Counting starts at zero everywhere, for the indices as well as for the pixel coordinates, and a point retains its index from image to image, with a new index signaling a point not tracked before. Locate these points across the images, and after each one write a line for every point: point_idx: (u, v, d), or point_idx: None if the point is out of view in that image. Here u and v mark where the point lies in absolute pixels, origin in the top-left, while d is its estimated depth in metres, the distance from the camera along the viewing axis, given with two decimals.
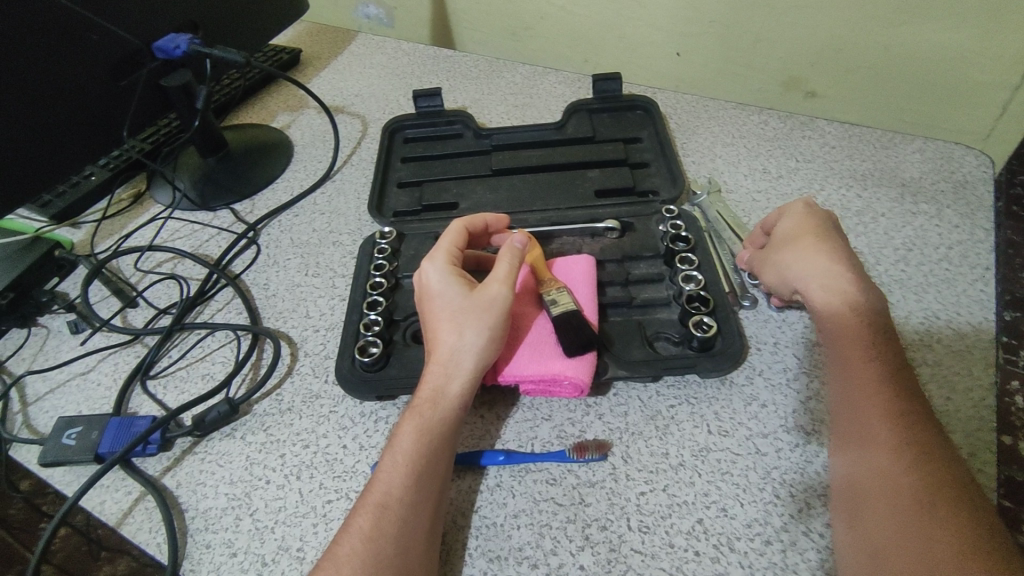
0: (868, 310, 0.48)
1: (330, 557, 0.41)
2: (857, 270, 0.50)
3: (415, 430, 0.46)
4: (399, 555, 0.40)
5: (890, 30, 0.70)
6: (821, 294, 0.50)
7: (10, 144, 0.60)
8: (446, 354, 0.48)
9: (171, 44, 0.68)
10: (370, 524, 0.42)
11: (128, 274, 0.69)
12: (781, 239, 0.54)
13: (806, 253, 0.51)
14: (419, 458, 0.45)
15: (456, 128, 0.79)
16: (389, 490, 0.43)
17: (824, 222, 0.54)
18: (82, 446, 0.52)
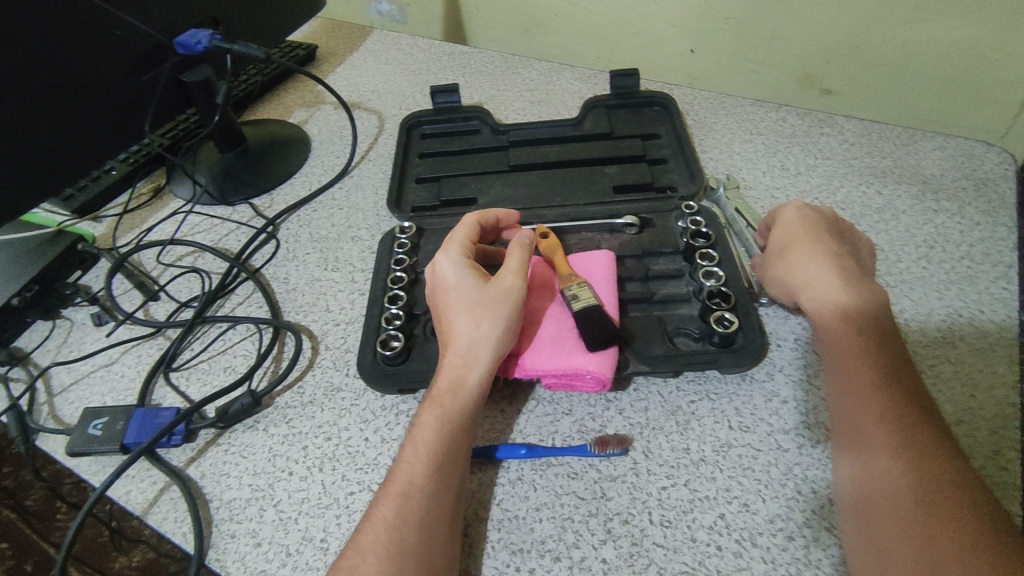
0: (863, 314, 0.48)
1: (354, 545, 0.42)
2: (850, 274, 0.51)
3: (436, 421, 0.47)
4: (423, 543, 0.41)
5: (910, 26, 0.69)
6: (814, 302, 0.51)
7: (34, 137, 0.60)
8: (464, 345, 0.49)
9: (193, 39, 0.68)
10: (392, 514, 0.42)
11: (149, 268, 0.69)
12: (777, 245, 0.55)
13: (798, 261, 0.52)
14: (441, 447, 0.45)
15: (473, 125, 0.79)
16: (411, 480, 0.44)
17: (817, 226, 0.54)
18: (108, 435, 0.53)
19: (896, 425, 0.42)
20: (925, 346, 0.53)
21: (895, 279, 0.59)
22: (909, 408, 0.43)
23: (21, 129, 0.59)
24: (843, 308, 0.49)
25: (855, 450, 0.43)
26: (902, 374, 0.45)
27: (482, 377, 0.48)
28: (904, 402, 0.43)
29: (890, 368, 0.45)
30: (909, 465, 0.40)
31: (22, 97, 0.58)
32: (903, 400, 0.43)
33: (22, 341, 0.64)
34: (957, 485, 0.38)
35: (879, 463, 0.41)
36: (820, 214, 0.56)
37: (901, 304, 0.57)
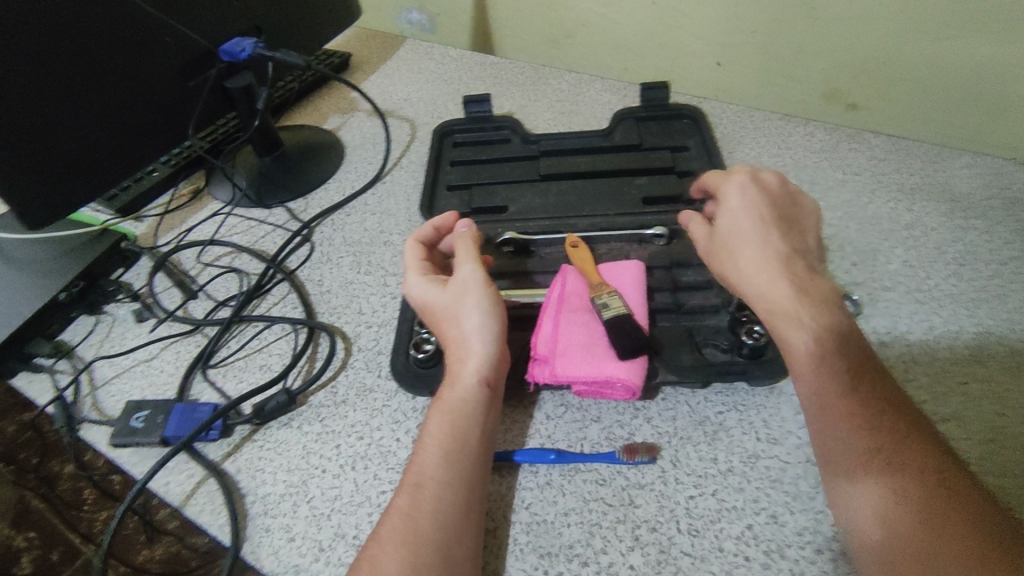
0: (816, 314, 0.48)
1: (375, 537, 0.43)
2: (796, 272, 0.51)
3: (442, 414, 0.48)
4: (437, 526, 0.42)
5: (939, 42, 0.70)
6: (758, 300, 0.50)
7: (86, 137, 0.63)
8: (457, 346, 0.51)
9: (237, 48, 0.72)
10: (406, 506, 0.44)
11: (189, 267, 0.72)
12: (727, 235, 0.54)
13: (750, 256, 0.52)
14: (448, 437, 0.47)
15: (504, 134, 0.80)
16: (422, 471, 0.45)
17: (766, 223, 0.53)
18: (150, 428, 0.55)
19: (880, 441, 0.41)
20: (955, 364, 0.53)
21: (926, 295, 0.59)
22: (880, 413, 0.43)
23: (73, 129, 0.61)
24: (790, 307, 0.48)
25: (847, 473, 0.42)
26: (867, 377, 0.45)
27: (480, 363, 0.50)
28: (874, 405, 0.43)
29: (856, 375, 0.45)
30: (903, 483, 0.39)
31: (76, 98, 0.61)
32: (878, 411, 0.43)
33: (66, 334, 0.67)
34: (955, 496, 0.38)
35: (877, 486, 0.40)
36: (766, 200, 0.55)
37: (931, 321, 0.57)
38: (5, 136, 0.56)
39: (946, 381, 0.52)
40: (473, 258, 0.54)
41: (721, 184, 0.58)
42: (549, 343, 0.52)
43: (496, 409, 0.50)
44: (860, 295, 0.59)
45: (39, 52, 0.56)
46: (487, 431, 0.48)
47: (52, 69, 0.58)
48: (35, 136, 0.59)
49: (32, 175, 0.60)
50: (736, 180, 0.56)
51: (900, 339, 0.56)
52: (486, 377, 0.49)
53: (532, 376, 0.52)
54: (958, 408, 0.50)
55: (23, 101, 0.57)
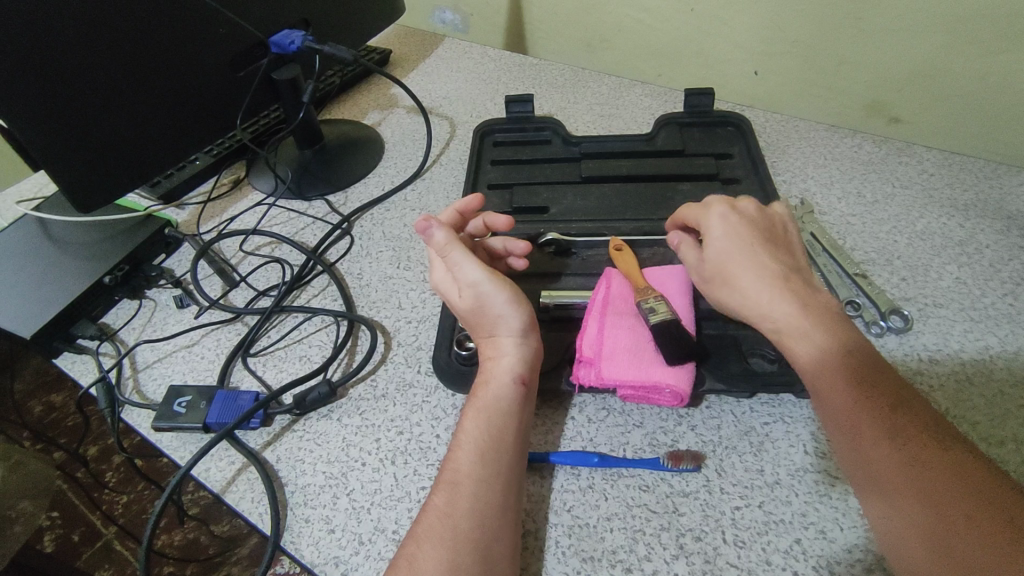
0: (826, 331, 0.45)
1: (412, 535, 0.42)
2: (795, 287, 0.48)
3: (476, 414, 0.48)
4: (476, 525, 0.42)
5: (992, 58, 0.68)
6: (765, 324, 0.48)
7: (139, 124, 0.64)
8: (490, 347, 0.51)
9: (287, 40, 0.72)
10: (441, 507, 0.43)
11: (230, 255, 0.72)
12: (719, 259, 0.52)
13: (747, 280, 0.50)
14: (482, 435, 0.46)
15: (545, 135, 0.80)
16: (457, 470, 0.45)
17: (750, 242, 0.51)
18: (193, 413, 0.55)
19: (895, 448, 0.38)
20: (1012, 385, 0.52)
21: (979, 313, 0.58)
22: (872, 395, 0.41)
23: (126, 115, 0.62)
24: (799, 328, 0.46)
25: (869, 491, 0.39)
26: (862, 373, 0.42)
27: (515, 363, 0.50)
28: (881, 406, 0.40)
29: (853, 376, 0.42)
30: (928, 494, 0.35)
31: (129, 85, 0.61)
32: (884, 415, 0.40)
33: (109, 317, 0.67)
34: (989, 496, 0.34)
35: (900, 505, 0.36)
36: (745, 220, 0.53)
37: (986, 340, 0.55)
38: (57, 120, 0.57)
39: (1002, 402, 0.51)
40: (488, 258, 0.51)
41: (693, 213, 0.56)
42: (595, 345, 0.52)
43: (531, 405, 0.50)
44: (911, 311, 0.58)
45: (96, 39, 0.57)
46: (522, 430, 0.48)
47: (107, 55, 0.58)
48: (86, 120, 0.59)
49: (80, 159, 0.60)
50: (714, 209, 0.54)
51: (952, 357, 0.54)
52: (520, 375, 0.49)
53: (576, 376, 0.52)
54: (1015, 431, 0.49)
55: (76, 86, 0.57)
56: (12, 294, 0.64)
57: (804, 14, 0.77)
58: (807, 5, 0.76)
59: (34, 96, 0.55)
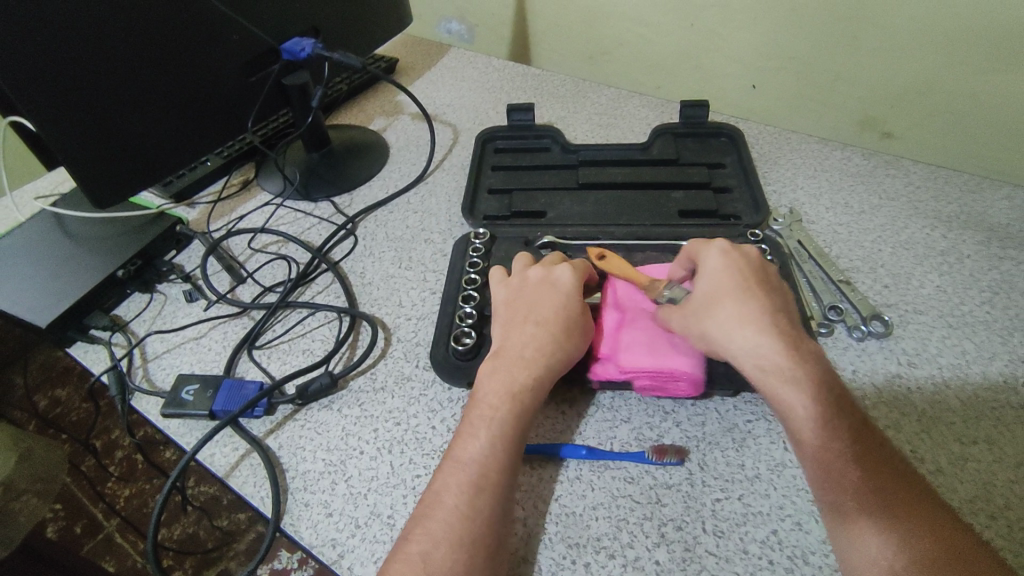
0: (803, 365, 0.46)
1: (436, 508, 0.44)
2: (785, 330, 0.48)
3: (511, 402, 0.49)
4: (497, 506, 0.44)
5: (977, 76, 0.71)
6: (752, 363, 0.47)
7: (155, 126, 0.67)
8: (551, 351, 0.52)
9: (297, 47, 0.75)
10: (460, 492, 0.44)
11: (239, 252, 0.75)
12: (707, 295, 0.51)
13: (731, 317, 0.49)
14: (510, 426, 0.48)
15: (545, 143, 0.83)
16: (480, 455, 0.46)
17: (745, 281, 0.51)
18: (200, 401, 0.58)
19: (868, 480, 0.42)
20: (987, 389, 0.54)
21: (957, 320, 0.60)
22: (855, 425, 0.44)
23: (143, 117, 0.65)
24: (777, 363, 0.47)
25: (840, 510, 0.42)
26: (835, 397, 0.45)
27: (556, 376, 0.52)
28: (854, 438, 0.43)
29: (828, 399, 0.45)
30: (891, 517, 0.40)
31: (145, 88, 0.64)
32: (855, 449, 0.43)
33: (120, 310, 0.70)
34: (949, 537, 0.38)
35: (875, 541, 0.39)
36: (746, 260, 0.53)
37: (963, 346, 0.58)
38: (77, 122, 0.60)
39: (975, 405, 0.53)
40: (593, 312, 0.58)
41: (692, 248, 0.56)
42: (611, 342, 0.55)
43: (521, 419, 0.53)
44: (891, 317, 0.61)
45: (117, 45, 0.60)
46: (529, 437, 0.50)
47: (128, 60, 0.61)
48: (106, 122, 0.62)
49: (99, 158, 0.63)
50: (714, 245, 0.54)
51: (930, 361, 0.57)
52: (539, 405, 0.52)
53: (595, 375, 0.55)
54: (987, 432, 0.51)
55: (99, 88, 0.60)
56: (29, 285, 0.67)
57: (798, 30, 0.79)
58: (802, 22, 0.78)
59: (59, 97, 0.58)
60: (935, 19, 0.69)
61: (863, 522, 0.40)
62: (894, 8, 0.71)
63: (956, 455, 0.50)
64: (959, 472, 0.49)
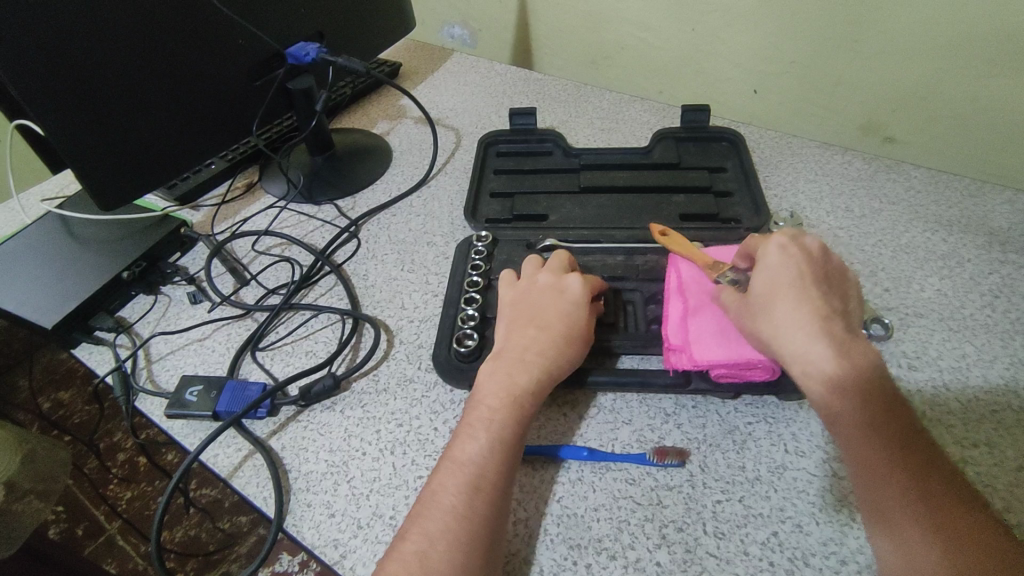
0: (848, 363, 0.46)
1: (432, 506, 0.44)
2: (836, 330, 0.48)
3: (508, 404, 0.50)
4: (491, 505, 0.45)
5: (978, 81, 0.71)
6: (800, 368, 0.47)
7: (160, 129, 0.67)
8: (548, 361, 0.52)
9: (301, 52, 0.75)
10: (458, 491, 0.45)
11: (243, 255, 0.75)
12: (764, 295, 0.51)
13: (785, 316, 0.49)
14: (507, 428, 0.48)
15: (547, 147, 0.83)
16: (478, 457, 0.47)
17: (802, 277, 0.50)
18: (204, 402, 0.58)
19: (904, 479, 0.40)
20: (987, 392, 0.54)
21: (958, 324, 0.60)
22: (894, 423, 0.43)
23: (148, 120, 0.66)
24: (827, 363, 0.46)
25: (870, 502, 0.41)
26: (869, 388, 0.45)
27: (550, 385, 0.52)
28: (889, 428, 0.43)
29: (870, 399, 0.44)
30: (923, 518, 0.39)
31: (151, 92, 0.65)
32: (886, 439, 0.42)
33: (125, 311, 0.70)
34: (976, 536, 0.37)
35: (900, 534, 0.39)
36: (807, 256, 0.52)
37: (963, 349, 0.58)
38: (84, 124, 0.61)
39: (975, 408, 0.53)
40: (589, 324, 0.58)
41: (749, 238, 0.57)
42: (682, 334, 0.55)
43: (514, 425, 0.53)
44: (892, 320, 0.61)
45: (123, 49, 0.61)
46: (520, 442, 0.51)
47: (134, 63, 0.62)
48: (113, 125, 0.63)
49: (105, 161, 0.64)
50: (775, 238, 0.53)
51: (930, 364, 0.57)
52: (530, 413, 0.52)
53: (669, 365, 0.55)
54: (988, 435, 0.51)
55: (106, 91, 0.61)
56: (35, 286, 0.67)
57: (800, 35, 0.80)
58: (804, 27, 0.79)
59: (66, 100, 0.58)
60: (935, 25, 0.70)
61: (898, 519, 0.39)
62: (896, 12, 0.71)
63: (957, 458, 0.50)
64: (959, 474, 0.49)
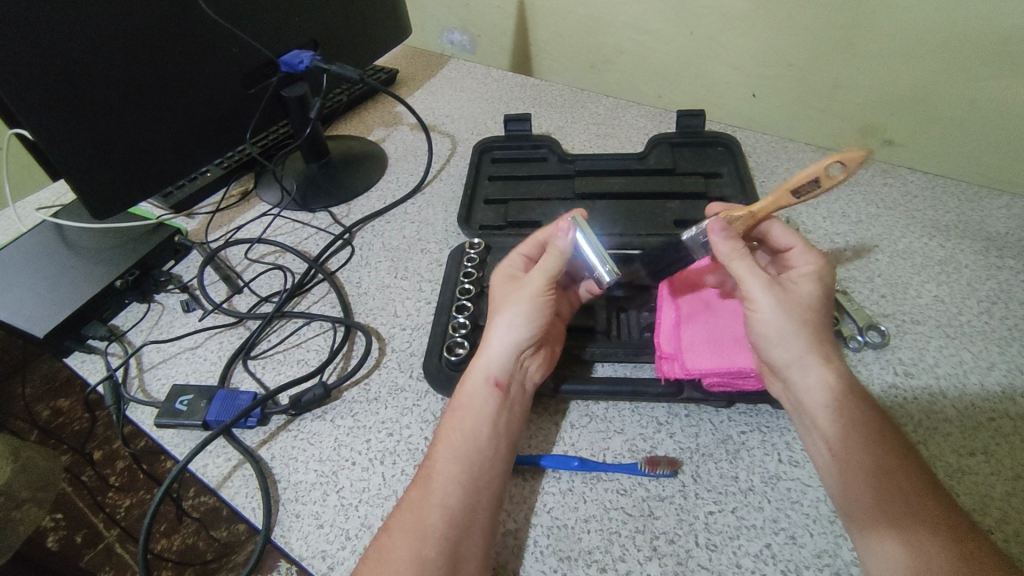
0: (845, 381, 0.47)
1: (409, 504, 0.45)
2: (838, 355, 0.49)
3: (476, 404, 0.51)
4: (463, 503, 0.45)
5: (975, 85, 0.71)
6: (807, 376, 0.48)
7: (154, 137, 0.67)
8: (489, 348, 0.53)
9: (296, 59, 0.76)
10: (431, 491, 0.46)
11: (236, 262, 0.75)
12: (800, 297, 0.50)
13: (808, 328, 0.49)
14: (478, 426, 0.49)
15: (542, 153, 0.83)
16: (450, 458, 0.48)
17: (825, 304, 0.51)
18: (194, 411, 0.58)
19: (903, 483, 0.42)
20: (985, 400, 0.53)
21: (956, 330, 0.59)
22: (888, 437, 0.44)
23: (142, 129, 0.66)
24: (835, 379, 0.47)
25: (874, 505, 0.42)
26: (871, 407, 0.46)
27: (500, 366, 0.52)
28: (890, 444, 0.44)
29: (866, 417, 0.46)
30: (923, 519, 0.40)
31: (144, 100, 0.65)
32: (892, 451, 0.43)
33: (118, 320, 0.70)
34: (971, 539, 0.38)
35: (911, 537, 0.39)
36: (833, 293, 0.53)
37: (960, 355, 0.57)
38: (76, 134, 0.60)
39: (972, 415, 0.53)
40: (550, 278, 0.53)
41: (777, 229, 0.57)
42: (675, 341, 0.55)
43: (514, 413, 0.51)
44: (888, 326, 0.60)
45: (115, 58, 0.61)
46: (514, 424, 0.51)
47: (129, 73, 0.62)
48: (106, 135, 0.63)
49: (98, 170, 0.64)
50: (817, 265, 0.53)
51: (927, 371, 0.56)
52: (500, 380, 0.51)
53: (661, 371, 0.54)
54: (985, 443, 0.50)
55: (100, 101, 0.61)
56: (29, 294, 0.67)
57: (796, 38, 0.79)
58: (800, 30, 0.78)
59: (59, 111, 0.58)
60: (931, 28, 0.69)
61: (903, 522, 0.40)
62: (893, 16, 0.71)
63: (953, 467, 0.49)
64: (956, 484, 0.48)
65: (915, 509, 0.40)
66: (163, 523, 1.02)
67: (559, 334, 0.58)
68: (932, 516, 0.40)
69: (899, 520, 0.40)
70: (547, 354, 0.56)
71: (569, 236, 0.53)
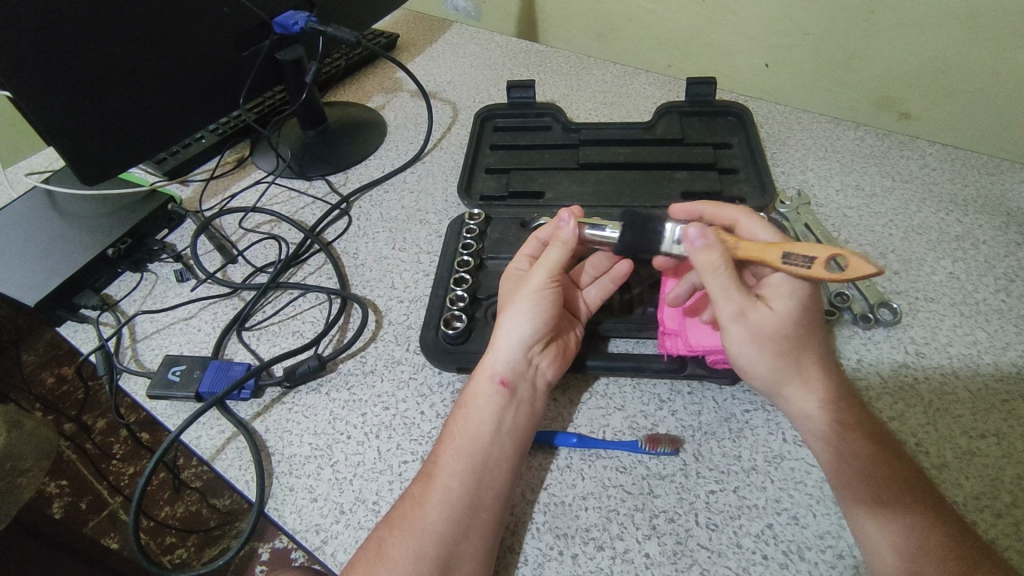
0: (833, 397, 0.46)
1: (409, 496, 0.45)
2: (829, 371, 0.47)
3: (478, 400, 0.49)
4: (464, 493, 0.44)
5: (1004, 54, 0.67)
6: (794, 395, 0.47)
7: (143, 101, 0.65)
8: (496, 345, 0.51)
9: (290, 21, 0.73)
10: (433, 487, 0.45)
11: (230, 232, 0.74)
12: (771, 321, 0.45)
13: (786, 349, 0.46)
14: (480, 421, 0.48)
15: (546, 121, 0.80)
16: (452, 456, 0.46)
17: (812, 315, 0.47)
18: (186, 382, 0.57)
19: (901, 486, 0.42)
20: (998, 380, 0.52)
21: (970, 309, 0.57)
22: (882, 450, 0.44)
23: (131, 93, 0.64)
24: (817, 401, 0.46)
25: (872, 507, 0.41)
26: (864, 426, 0.45)
27: (507, 365, 0.50)
28: (886, 455, 0.44)
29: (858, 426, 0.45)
30: (920, 519, 0.40)
31: (133, 64, 0.62)
32: (886, 464, 0.43)
33: (111, 289, 0.69)
34: (963, 542, 0.39)
35: (907, 531, 0.40)
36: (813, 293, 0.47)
37: (975, 335, 0.55)
38: (60, 96, 0.58)
39: (986, 396, 0.51)
40: (553, 270, 0.51)
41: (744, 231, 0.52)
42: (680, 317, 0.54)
43: (520, 407, 0.50)
44: (901, 304, 0.58)
45: (100, 17, 0.58)
46: (523, 425, 0.49)
47: (111, 29, 0.59)
48: (93, 98, 0.61)
49: (85, 135, 0.61)
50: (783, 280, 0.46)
51: (940, 351, 0.54)
52: (504, 377, 0.50)
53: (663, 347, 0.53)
54: (998, 425, 0.49)
55: (82, 57, 0.58)
56: (19, 262, 0.66)
57: (813, 6, 0.76)
58: None
59: (42, 71, 0.56)
60: None
61: (902, 518, 0.40)
62: None
63: (963, 449, 0.48)
64: (966, 466, 0.47)
65: (909, 510, 0.41)
66: (155, 492, 1.03)
67: (579, 333, 0.55)
68: (930, 518, 0.40)
69: (892, 514, 0.41)
70: (562, 351, 0.53)
71: (571, 226, 0.51)
